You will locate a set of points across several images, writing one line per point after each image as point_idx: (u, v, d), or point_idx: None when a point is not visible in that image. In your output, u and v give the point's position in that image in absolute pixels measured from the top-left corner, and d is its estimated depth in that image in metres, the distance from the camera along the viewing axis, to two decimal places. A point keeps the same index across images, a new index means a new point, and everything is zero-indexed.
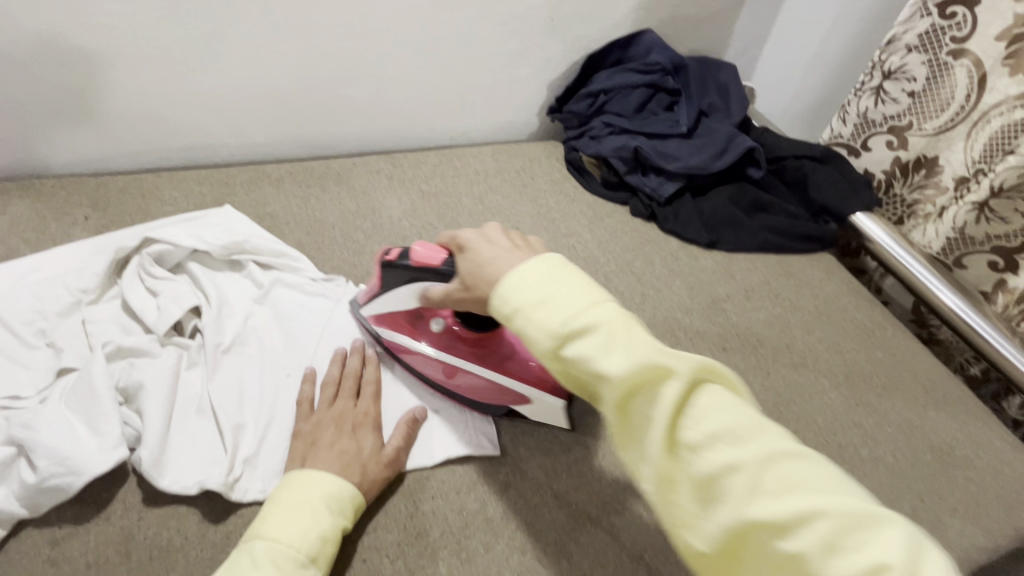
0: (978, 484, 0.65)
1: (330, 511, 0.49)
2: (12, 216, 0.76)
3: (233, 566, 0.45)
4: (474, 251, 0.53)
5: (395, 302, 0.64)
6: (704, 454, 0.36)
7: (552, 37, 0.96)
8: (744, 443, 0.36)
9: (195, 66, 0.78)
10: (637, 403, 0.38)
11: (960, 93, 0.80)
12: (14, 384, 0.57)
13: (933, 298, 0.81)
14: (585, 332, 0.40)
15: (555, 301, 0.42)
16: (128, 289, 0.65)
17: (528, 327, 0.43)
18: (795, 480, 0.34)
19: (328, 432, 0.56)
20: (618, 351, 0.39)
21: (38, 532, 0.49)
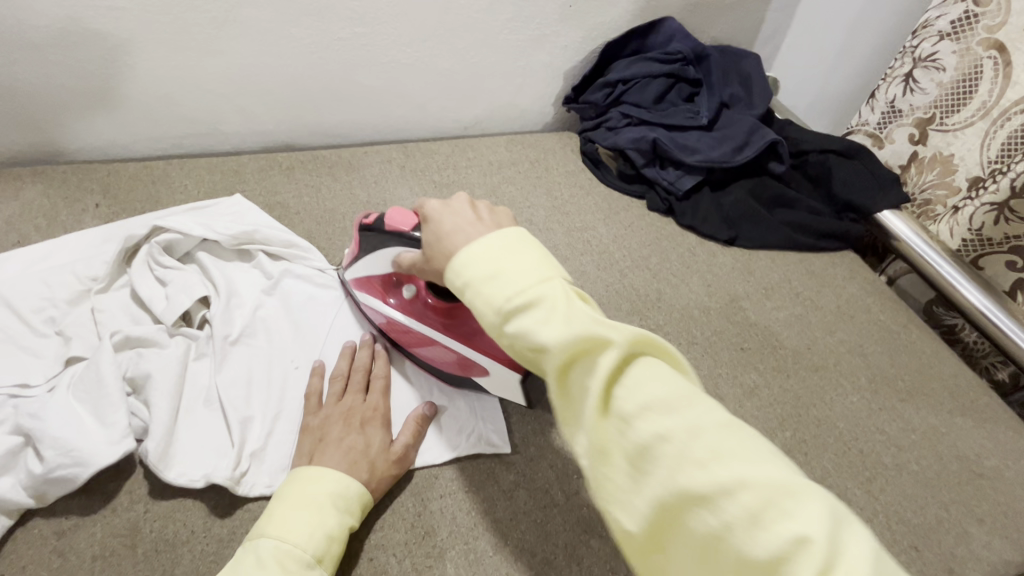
0: (1007, 496, 0.63)
1: (336, 509, 0.48)
2: (25, 203, 0.76)
3: (237, 565, 0.44)
4: (436, 221, 0.48)
5: (370, 267, 0.64)
6: (635, 427, 0.33)
7: (571, 24, 0.93)
8: (677, 411, 0.32)
9: (207, 51, 0.76)
10: (574, 374, 0.35)
11: (984, 86, 0.77)
12: (23, 372, 0.56)
13: (957, 295, 0.78)
14: (529, 303, 0.37)
15: (505, 273, 0.39)
16: (137, 278, 0.64)
17: (476, 301, 0.39)
18: (729, 452, 0.30)
19: (337, 427, 0.55)
20: (557, 321, 0.36)
21: (45, 522, 0.49)
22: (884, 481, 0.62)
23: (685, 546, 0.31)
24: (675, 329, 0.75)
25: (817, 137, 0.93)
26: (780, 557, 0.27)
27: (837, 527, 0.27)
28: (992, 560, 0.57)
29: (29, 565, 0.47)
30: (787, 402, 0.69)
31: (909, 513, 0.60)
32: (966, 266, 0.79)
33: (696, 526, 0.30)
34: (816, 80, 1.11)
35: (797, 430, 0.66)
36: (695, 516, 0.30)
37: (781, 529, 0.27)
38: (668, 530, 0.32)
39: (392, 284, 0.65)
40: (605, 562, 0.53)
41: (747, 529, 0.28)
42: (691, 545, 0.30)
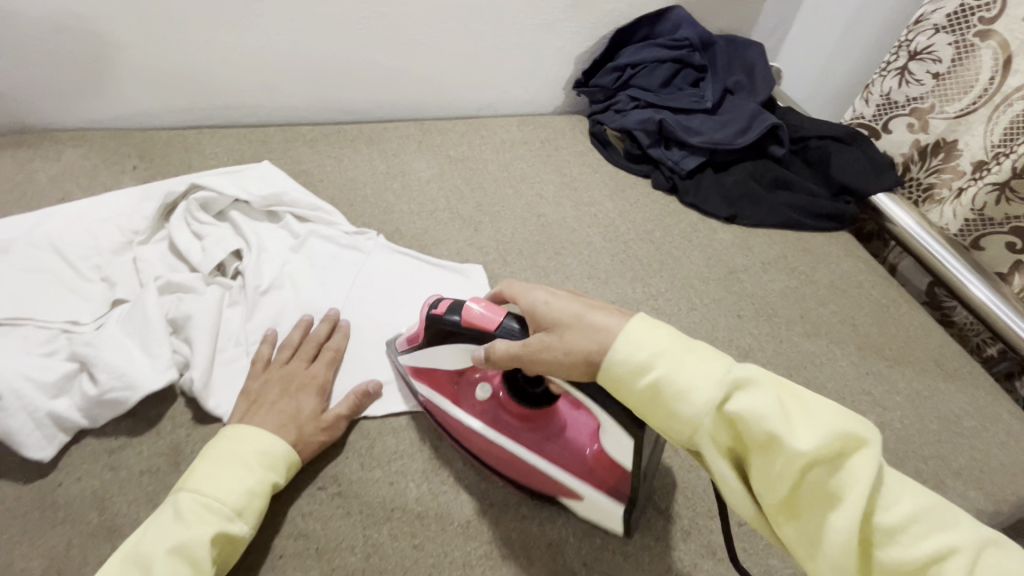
0: (983, 453, 0.67)
1: (259, 467, 0.49)
2: (67, 163, 0.81)
3: (157, 517, 0.45)
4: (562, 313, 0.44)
5: (440, 362, 0.56)
6: (900, 540, 0.34)
7: (582, 9, 0.97)
8: (942, 529, 0.33)
9: (239, 28, 0.81)
10: (821, 481, 0.35)
11: (984, 75, 0.80)
12: (72, 311, 0.61)
13: (964, 292, 0.80)
14: (747, 394, 0.37)
15: (714, 361, 0.38)
16: (175, 231, 0.69)
17: (687, 385, 0.38)
18: (1003, 571, 0.32)
19: (274, 391, 0.56)
20: (803, 421, 0.36)
21: (97, 441, 0.54)
22: None
23: None
24: (675, 296, 0.80)
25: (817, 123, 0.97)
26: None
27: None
28: (965, 508, 0.62)
29: (83, 476, 0.52)
30: (779, 365, 0.73)
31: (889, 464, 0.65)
32: (963, 253, 0.83)
33: None
34: (819, 71, 1.15)
35: None
36: None
37: None
38: None
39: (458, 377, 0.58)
40: None
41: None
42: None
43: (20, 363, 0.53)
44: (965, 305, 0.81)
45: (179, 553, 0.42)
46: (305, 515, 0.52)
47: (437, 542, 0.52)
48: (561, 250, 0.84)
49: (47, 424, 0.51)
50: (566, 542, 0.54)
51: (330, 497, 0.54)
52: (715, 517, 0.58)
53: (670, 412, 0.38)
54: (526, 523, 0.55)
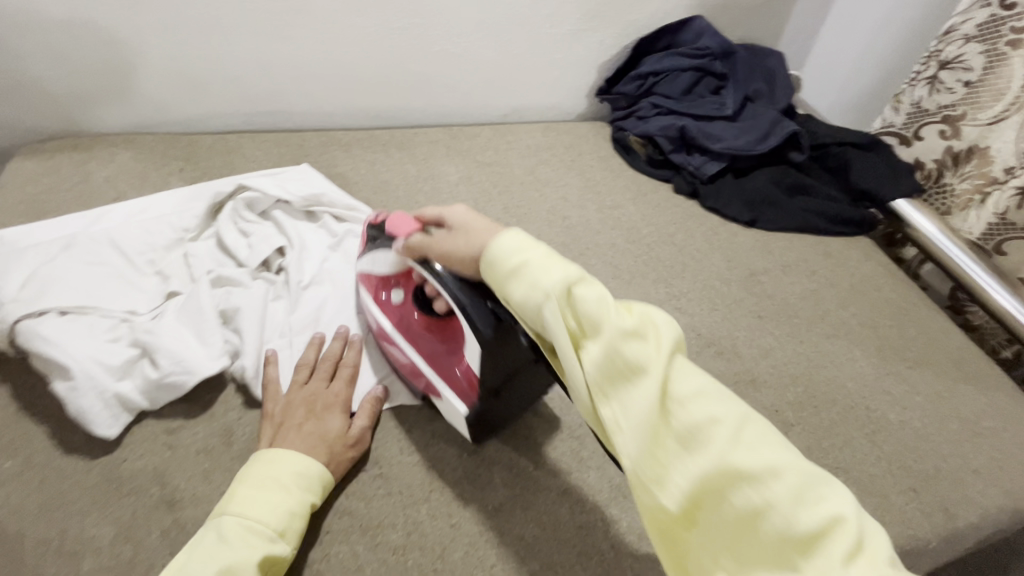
0: (1003, 453, 0.68)
1: (296, 488, 0.50)
2: (119, 165, 0.86)
3: (201, 541, 0.46)
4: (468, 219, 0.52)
5: (369, 265, 0.63)
6: (688, 408, 0.37)
7: (606, 20, 1.01)
8: (721, 401, 0.37)
9: (281, 38, 0.86)
10: (626, 355, 0.39)
11: (1016, 84, 0.80)
12: (130, 301, 0.65)
13: (988, 300, 0.80)
14: (585, 283, 0.43)
15: (558, 262, 0.44)
16: (223, 229, 0.73)
17: (533, 278, 0.44)
18: (762, 440, 0.35)
19: (298, 413, 0.57)
20: (616, 307, 0.41)
21: (156, 421, 0.58)
22: (888, 434, 0.68)
23: (721, 519, 0.35)
24: (697, 297, 0.82)
25: (837, 130, 0.99)
26: (819, 532, 0.31)
27: (863, 517, 0.32)
28: (984, 504, 0.63)
29: (146, 454, 0.56)
30: (799, 364, 0.75)
31: (909, 461, 0.66)
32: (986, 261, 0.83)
33: (739, 504, 0.34)
34: (845, 80, 1.17)
35: (808, 385, 0.73)
36: (737, 493, 0.34)
37: (821, 509, 0.32)
38: (704, 504, 0.36)
39: (383, 284, 0.64)
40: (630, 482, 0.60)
41: (793, 507, 0.32)
42: (729, 521, 0.34)
43: (90, 348, 0.58)
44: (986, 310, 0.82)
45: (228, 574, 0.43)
46: (349, 494, 0.56)
47: (474, 522, 0.55)
48: (585, 251, 0.87)
49: (114, 405, 0.56)
50: (595, 525, 0.57)
51: (372, 478, 0.57)
52: None
53: (525, 289, 0.44)
54: (554, 507, 0.57)
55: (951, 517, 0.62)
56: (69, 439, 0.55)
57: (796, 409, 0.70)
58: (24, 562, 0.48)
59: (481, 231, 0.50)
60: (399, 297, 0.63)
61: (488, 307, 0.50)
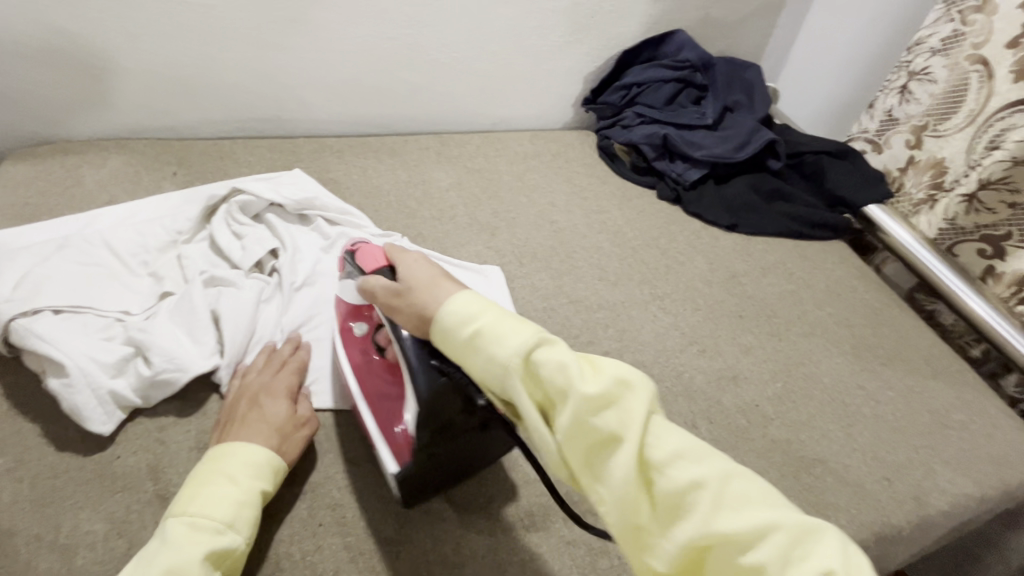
0: (972, 444, 0.71)
1: (241, 479, 0.49)
2: (112, 169, 0.87)
3: (150, 547, 0.45)
4: (411, 275, 0.50)
5: (343, 291, 0.63)
6: (667, 470, 0.36)
7: (589, 33, 1.05)
8: (699, 458, 0.36)
9: (277, 46, 0.88)
10: (592, 421, 0.38)
11: (972, 94, 0.84)
12: (124, 301, 0.66)
13: (964, 308, 0.85)
14: (547, 349, 0.41)
15: (513, 327, 0.42)
16: (216, 231, 0.74)
17: (489, 345, 0.42)
18: (745, 495, 0.34)
19: (241, 405, 0.57)
20: (582, 370, 0.39)
21: (148, 419, 0.59)
22: (863, 427, 0.71)
23: None
24: (680, 297, 0.85)
25: (811, 139, 1.03)
26: None
27: None
28: (954, 493, 0.66)
29: (138, 450, 0.56)
30: (778, 361, 0.78)
31: (883, 452, 0.69)
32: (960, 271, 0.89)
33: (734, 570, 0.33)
34: (825, 88, 1.20)
35: (787, 382, 0.75)
36: (732, 556, 0.33)
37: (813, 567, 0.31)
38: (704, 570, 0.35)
39: (352, 316, 0.63)
40: None
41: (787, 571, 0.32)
42: None
43: (84, 346, 0.58)
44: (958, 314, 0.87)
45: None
46: (341, 488, 0.58)
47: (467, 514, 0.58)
48: (572, 254, 0.89)
49: (107, 401, 0.56)
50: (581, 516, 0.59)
51: (363, 473, 0.59)
52: None
53: (482, 360, 0.42)
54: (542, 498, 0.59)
55: (922, 505, 0.64)
56: (60, 436, 0.56)
57: (775, 404, 0.73)
58: (16, 556, 0.48)
59: (427, 290, 0.48)
60: (363, 331, 0.62)
61: (433, 366, 0.49)
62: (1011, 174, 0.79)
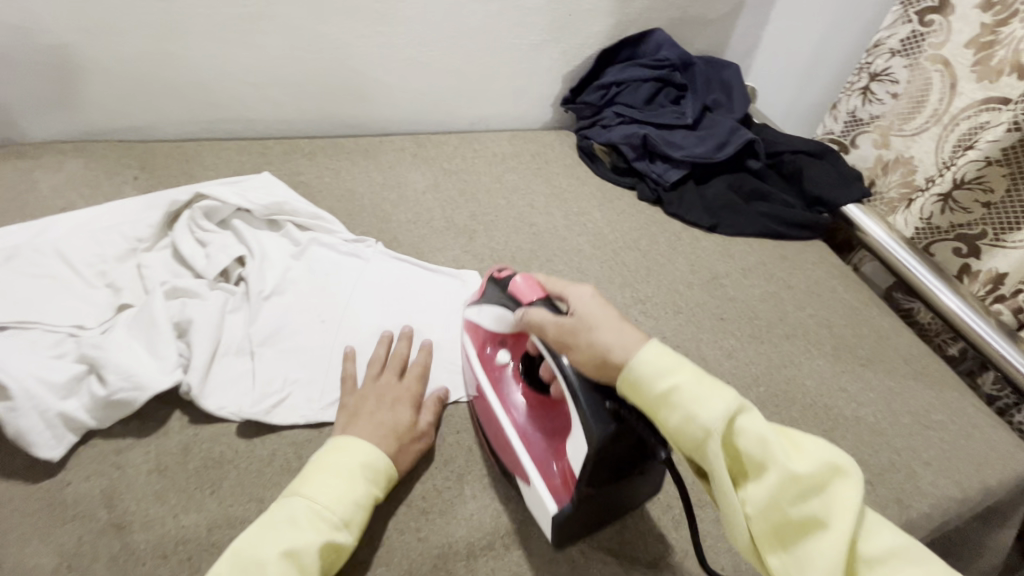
0: (951, 444, 0.72)
1: (365, 479, 0.50)
2: (68, 172, 0.82)
3: (270, 520, 0.46)
4: (587, 314, 0.51)
5: (480, 317, 0.63)
6: (876, 565, 0.40)
7: (567, 32, 1.03)
8: (893, 545, 0.40)
9: (243, 42, 0.84)
10: (802, 503, 0.40)
11: (935, 95, 0.85)
12: (77, 315, 0.62)
13: (937, 302, 0.84)
14: (746, 418, 0.43)
15: (714, 391, 0.43)
16: (179, 239, 0.71)
17: (692, 408, 0.42)
18: None
19: (371, 402, 0.58)
20: (796, 452, 0.42)
21: (104, 441, 0.56)
22: (845, 430, 0.71)
23: None
24: (662, 300, 0.84)
25: (791, 138, 1.02)
26: None
27: None
28: (935, 494, 0.66)
29: (92, 475, 0.53)
30: (760, 364, 0.77)
31: (864, 455, 0.69)
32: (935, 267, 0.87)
33: None
34: (792, 88, 1.20)
35: (769, 385, 0.75)
36: None
37: None
38: None
39: (491, 342, 0.63)
40: None
41: None
42: None
43: (31, 366, 0.55)
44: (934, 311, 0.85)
45: (291, 556, 0.43)
46: None
47: (442, 534, 0.55)
48: (552, 258, 0.88)
49: (57, 424, 0.53)
50: None
51: None
52: (706, 506, 0.61)
53: (680, 417, 0.42)
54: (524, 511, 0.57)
55: (905, 508, 0.64)
56: (7, 463, 0.52)
57: (758, 408, 0.72)
58: None
59: (608, 330, 0.48)
60: (505, 359, 0.62)
61: (608, 409, 0.46)
62: (984, 173, 0.79)
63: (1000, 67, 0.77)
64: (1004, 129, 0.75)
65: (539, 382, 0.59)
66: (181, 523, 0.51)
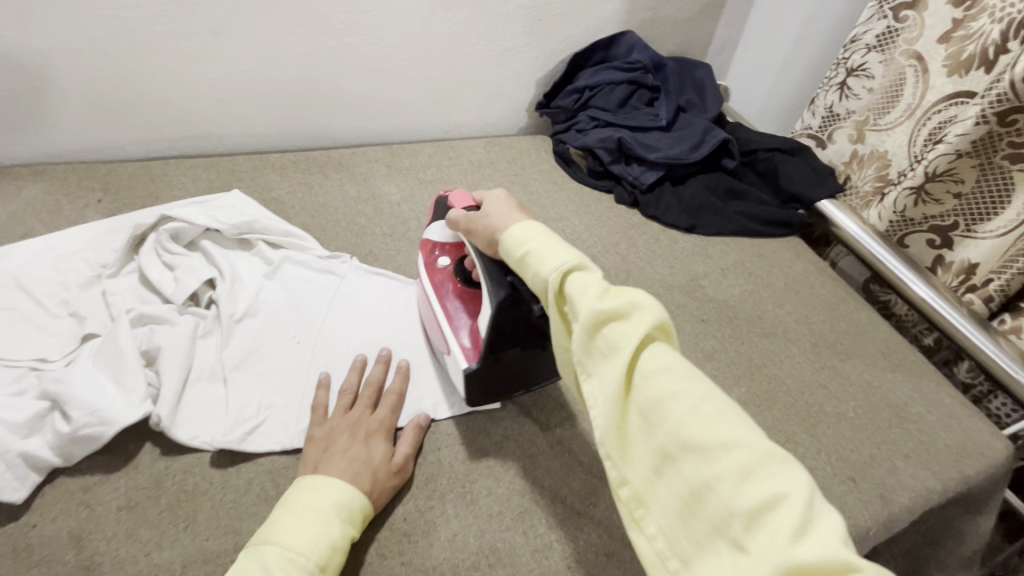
0: (931, 436, 0.72)
1: (341, 519, 0.49)
2: (26, 198, 0.79)
3: (242, 571, 0.45)
4: (482, 210, 0.58)
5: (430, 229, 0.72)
6: (652, 382, 0.39)
7: (540, 37, 1.03)
8: (685, 379, 0.38)
9: (207, 59, 0.82)
10: (603, 336, 0.42)
11: (908, 90, 0.86)
12: (40, 348, 0.60)
13: (908, 292, 0.85)
14: (582, 270, 0.45)
15: (554, 249, 0.47)
16: (145, 263, 0.69)
17: (533, 266, 0.47)
18: (726, 418, 0.36)
19: (343, 437, 0.57)
20: (607, 298, 0.43)
21: (71, 479, 0.54)
22: (826, 427, 0.72)
23: (671, 489, 0.37)
24: None
25: (764, 137, 1.03)
26: (761, 506, 0.32)
27: (813, 497, 0.32)
28: (916, 487, 0.67)
29: (59, 516, 0.51)
30: (741, 364, 0.78)
31: (847, 450, 0.69)
32: (906, 257, 0.88)
33: (689, 475, 0.36)
34: (761, 86, 1.21)
35: (751, 385, 0.75)
36: (689, 465, 0.36)
37: (764, 487, 0.32)
38: (661, 477, 0.38)
39: (437, 250, 0.70)
40: (585, 498, 0.60)
41: (736, 481, 0.33)
42: (680, 491, 0.36)
43: None
44: (907, 301, 0.87)
45: None
46: None
47: (425, 557, 0.54)
48: None
49: (19, 465, 0.51)
50: (550, 546, 0.56)
51: None
52: None
53: (530, 276, 0.47)
54: (509, 529, 0.57)
55: (887, 503, 0.65)
56: None
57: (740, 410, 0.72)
58: None
59: (499, 217, 0.55)
60: (445, 263, 0.69)
61: (507, 281, 0.57)
62: (955, 165, 0.80)
63: (970, 61, 0.78)
64: (971, 123, 0.75)
65: (471, 278, 0.66)
66: (154, 561, 0.50)
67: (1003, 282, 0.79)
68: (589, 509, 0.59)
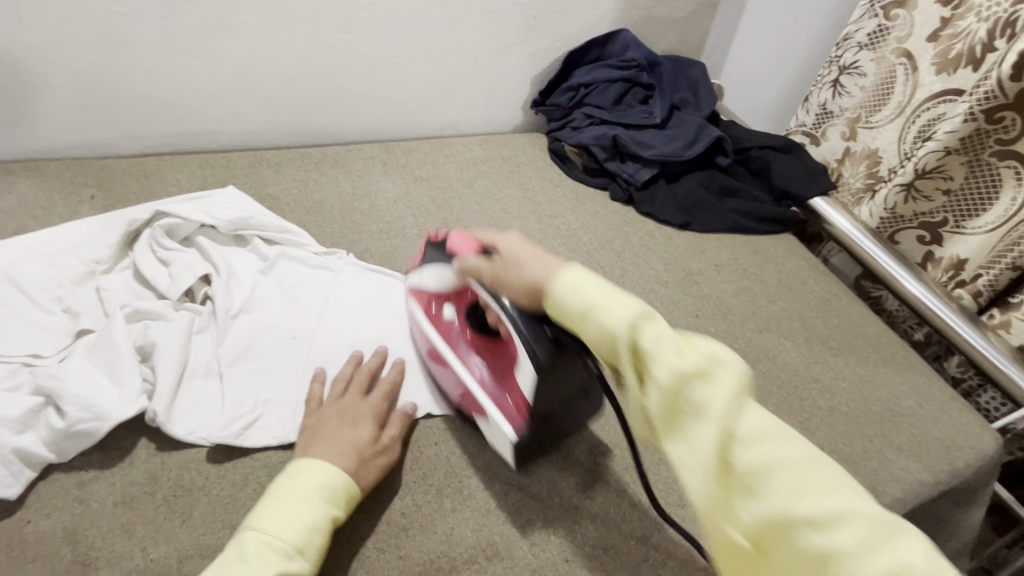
0: (922, 429, 0.74)
1: (322, 502, 0.49)
2: (18, 194, 0.79)
3: (223, 557, 0.45)
4: (511, 258, 0.56)
5: (424, 276, 0.69)
6: (751, 447, 0.39)
7: (536, 34, 1.03)
8: (783, 443, 0.39)
9: (203, 55, 0.82)
10: (690, 396, 0.41)
11: (898, 87, 0.87)
12: (34, 344, 0.60)
13: (900, 289, 0.86)
14: (651, 320, 0.44)
15: (614, 299, 0.46)
16: (140, 259, 0.69)
17: (601, 320, 0.46)
18: (830, 485, 0.37)
19: (331, 421, 0.57)
20: (686, 354, 0.42)
21: (65, 476, 0.53)
22: (819, 420, 0.72)
23: (784, 560, 0.37)
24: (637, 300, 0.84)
25: (758, 134, 1.04)
26: None
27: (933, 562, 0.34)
28: (907, 479, 0.68)
29: (53, 512, 0.51)
30: None
31: (840, 443, 0.70)
32: (897, 254, 0.89)
33: (803, 544, 0.36)
34: (754, 85, 1.22)
35: None
36: (805, 536, 0.36)
37: (887, 558, 0.34)
38: (769, 547, 0.38)
39: (436, 300, 0.68)
40: (581, 491, 0.60)
41: (860, 552, 0.34)
42: (797, 562, 0.36)
43: None
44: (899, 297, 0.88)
45: None
46: None
47: (423, 551, 0.54)
48: None
49: (13, 461, 0.51)
50: (547, 539, 0.56)
51: None
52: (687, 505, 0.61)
53: (595, 329, 0.46)
54: (506, 523, 0.57)
55: (879, 495, 0.66)
56: None
57: None
58: None
59: (537, 266, 0.53)
60: (450, 314, 0.67)
61: (546, 334, 0.54)
62: (944, 161, 0.81)
63: (958, 59, 0.79)
64: (960, 121, 0.77)
65: (484, 326, 0.64)
66: (150, 556, 0.50)
67: (992, 278, 0.80)
68: (586, 502, 0.59)
